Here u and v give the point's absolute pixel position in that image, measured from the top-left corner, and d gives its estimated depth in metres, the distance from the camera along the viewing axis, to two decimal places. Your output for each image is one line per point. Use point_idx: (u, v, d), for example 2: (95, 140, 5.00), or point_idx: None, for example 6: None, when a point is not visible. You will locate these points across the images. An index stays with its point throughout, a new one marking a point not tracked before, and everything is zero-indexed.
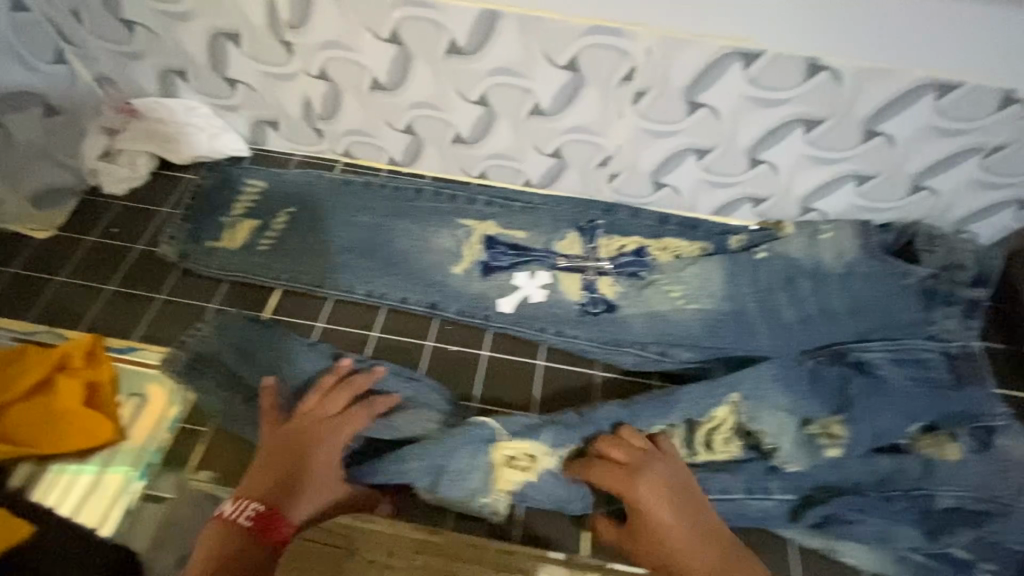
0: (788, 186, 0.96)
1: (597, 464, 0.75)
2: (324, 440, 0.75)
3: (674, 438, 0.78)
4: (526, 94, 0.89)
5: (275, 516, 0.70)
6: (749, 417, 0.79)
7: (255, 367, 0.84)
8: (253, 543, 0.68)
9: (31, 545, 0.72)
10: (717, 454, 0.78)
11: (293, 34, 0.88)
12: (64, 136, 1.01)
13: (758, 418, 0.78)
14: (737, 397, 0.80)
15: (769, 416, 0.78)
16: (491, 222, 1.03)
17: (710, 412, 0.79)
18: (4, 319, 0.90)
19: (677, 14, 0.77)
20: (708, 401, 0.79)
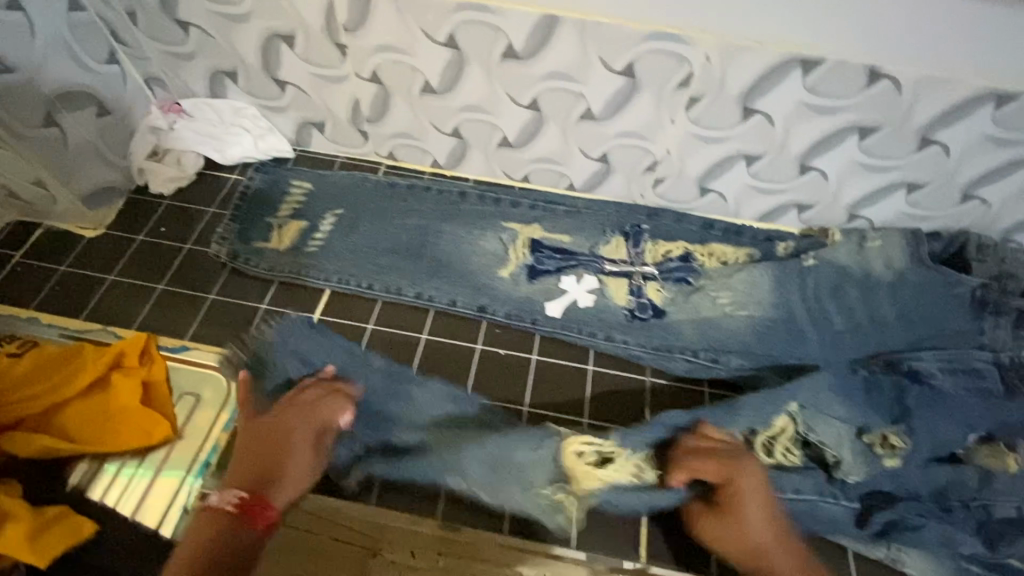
0: (837, 193, 0.96)
1: (688, 456, 0.76)
2: (298, 424, 0.77)
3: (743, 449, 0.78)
4: (578, 98, 0.89)
5: (260, 501, 0.71)
6: (808, 428, 0.79)
7: (311, 367, 0.85)
8: (238, 528, 0.69)
9: (93, 544, 0.72)
10: (778, 462, 0.78)
11: (348, 37, 0.88)
12: (114, 136, 0.99)
13: (817, 428, 0.78)
14: (795, 407, 0.80)
15: (826, 427, 0.78)
16: (536, 226, 1.03)
17: (770, 422, 0.79)
18: (59, 316, 0.91)
19: (739, 21, 0.76)
20: (764, 407, 0.79)
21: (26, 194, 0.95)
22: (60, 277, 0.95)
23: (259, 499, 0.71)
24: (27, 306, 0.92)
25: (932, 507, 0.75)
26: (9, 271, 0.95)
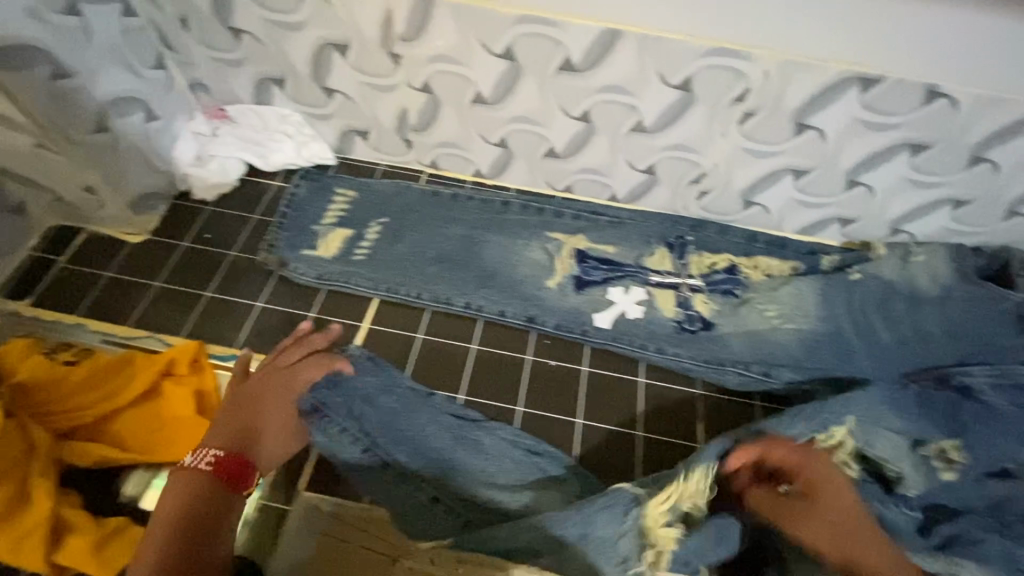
0: (882, 208, 0.97)
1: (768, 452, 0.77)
2: (282, 385, 0.82)
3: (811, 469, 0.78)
4: (631, 111, 0.90)
5: (240, 461, 0.73)
6: (867, 443, 0.80)
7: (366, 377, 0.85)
8: (217, 486, 0.70)
9: None
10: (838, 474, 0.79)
11: (403, 46, 0.88)
12: (160, 141, 0.99)
13: (874, 444, 0.80)
14: (853, 421, 0.80)
15: (882, 440, 0.80)
16: (580, 236, 1.03)
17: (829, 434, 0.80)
18: (108, 323, 0.91)
19: (802, 38, 0.77)
20: (820, 422, 0.80)
21: (72, 200, 0.95)
22: (105, 283, 0.95)
23: (239, 459, 0.73)
24: (75, 312, 0.92)
25: (991, 522, 0.76)
26: (54, 277, 0.95)
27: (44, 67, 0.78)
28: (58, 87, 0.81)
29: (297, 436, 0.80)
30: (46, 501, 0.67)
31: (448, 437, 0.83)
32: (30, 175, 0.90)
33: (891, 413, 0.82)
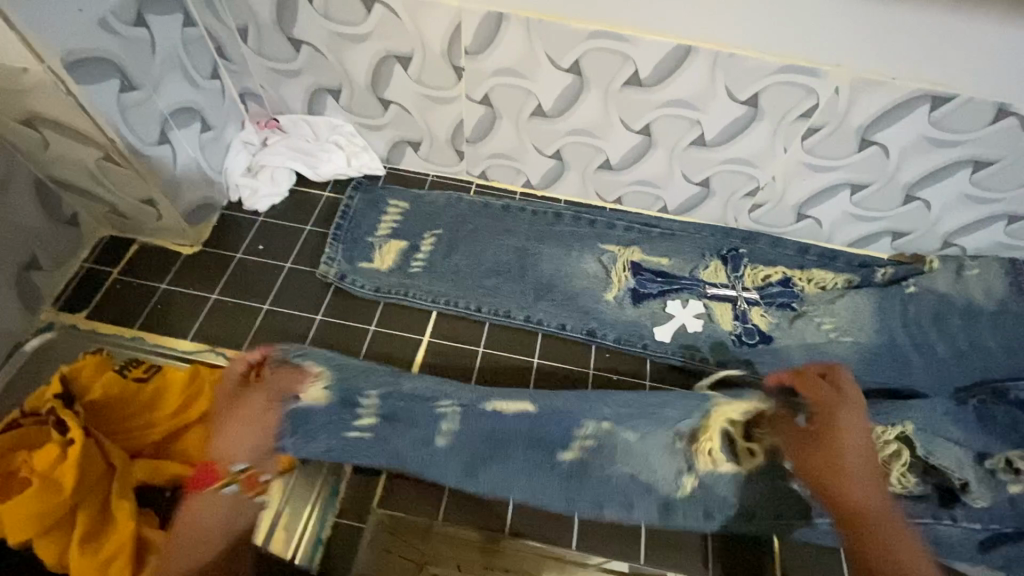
0: (936, 222, 0.97)
1: (805, 388, 0.76)
2: (225, 401, 0.78)
3: None
4: (694, 126, 0.90)
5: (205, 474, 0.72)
6: (930, 452, 0.79)
7: None
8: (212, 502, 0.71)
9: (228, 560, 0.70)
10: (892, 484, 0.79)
11: (468, 60, 0.88)
12: (213, 152, 0.98)
13: (937, 452, 0.79)
14: (910, 426, 0.82)
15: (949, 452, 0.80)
16: (634, 248, 1.03)
17: (884, 439, 0.80)
18: (167, 337, 0.90)
19: (878, 57, 0.77)
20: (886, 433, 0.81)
21: (127, 212, 0.93)
22: (161, 296, 0.94)
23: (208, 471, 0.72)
24: (132, 325, 0.92)
25: None
26: (109, 288, 0.94)
27: (114, 79, 0.76)
28: (126, 100, 0.78)
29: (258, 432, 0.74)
30: (127, 523, 0.66)
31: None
32: (89, 187, 0.89)
33: (953, 424, 0.83)
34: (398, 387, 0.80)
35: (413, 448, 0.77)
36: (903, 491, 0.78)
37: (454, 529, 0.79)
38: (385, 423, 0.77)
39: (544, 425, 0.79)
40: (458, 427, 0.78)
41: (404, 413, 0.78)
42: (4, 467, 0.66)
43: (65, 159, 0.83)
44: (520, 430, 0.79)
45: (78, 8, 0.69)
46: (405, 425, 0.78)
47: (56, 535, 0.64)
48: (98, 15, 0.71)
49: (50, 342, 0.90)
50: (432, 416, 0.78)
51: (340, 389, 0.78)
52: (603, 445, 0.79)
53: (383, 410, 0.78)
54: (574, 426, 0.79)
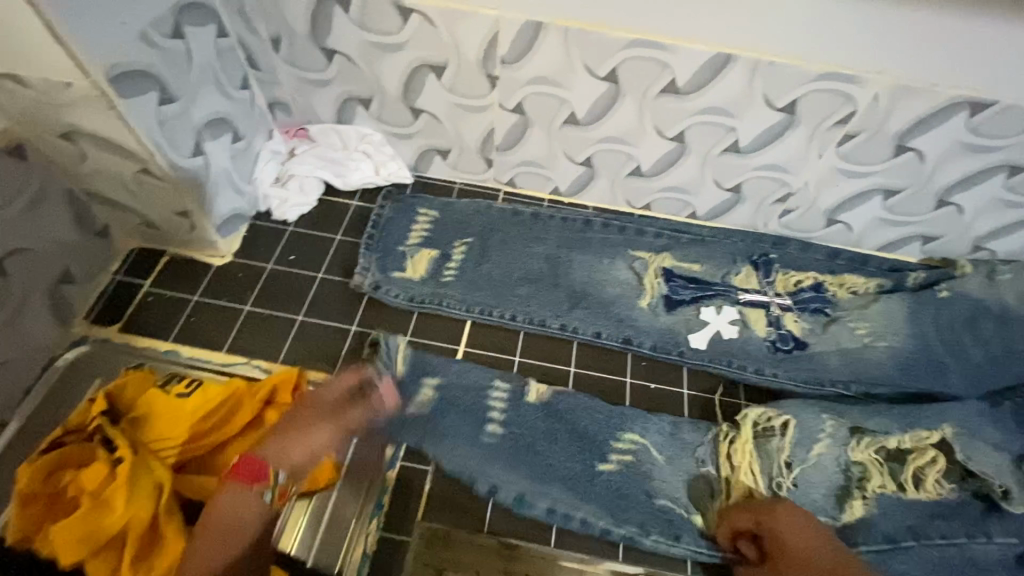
0: (967, 227, 0.98)
1: (732, 513, 0.77)
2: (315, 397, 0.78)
3: (890, 484, 0.80)
4: (729, 132, 0.90)
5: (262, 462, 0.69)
6: (968, 456, 0.79)
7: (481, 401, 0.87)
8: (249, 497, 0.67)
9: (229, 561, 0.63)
10: (930, 493, 0.80)
11: (504, 68, 0.88)
12: (243, 162, 0.97)
13: (977, 458, 0.79)
14: (949, 430, 0.82)
15: (990, 458, 0.80)
16: (666, 255, 1.02)
17: (922, 448, 0.81)
18: (202, 349, 0.90)
19: (917, 65, 0.77)
20: (919, 436, 0.82)
21: (159, 224, 0.93)
22: (193, 308, 0.94)
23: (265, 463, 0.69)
24: (166, 338, 0.91)
25: None
26: (140, 301, 0.94)
27: (153, 92, 0.76)
28: (164, 113, 0.78)
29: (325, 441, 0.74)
30: (177, 541, 0.66)
31: (556, 446, 0.84)
32: (123, 200, 0.89)
33: (988, 425, 0.83)
34: (450, 379, 0.88)
35: (457, 436, 0.84)
36: (941, 499, 0.79)
37: (471, 536, 0.78)
38: (441, 407, 0.86)
39: (585, 428, 0.86)
40: (505, 427, 0.85)
41: (457, 403, 0.86)
42: (51, 486, 0.67)
43: (102, 173, 0.83)
44: (561, 429, 0.85)
45: (121, 21, 0.68)
46: (455, 423, 0.85)
47: (106, 556, 0.64)
48: (140, 28, 0.71)
49: (83, 355, 0.89)
50: (480, 414, 0.85)
51: (411, 368, 0.89)
52: (635, 459, 0.84)
53: (437, 402, 0.86)
54: (612, 440, 0.85)
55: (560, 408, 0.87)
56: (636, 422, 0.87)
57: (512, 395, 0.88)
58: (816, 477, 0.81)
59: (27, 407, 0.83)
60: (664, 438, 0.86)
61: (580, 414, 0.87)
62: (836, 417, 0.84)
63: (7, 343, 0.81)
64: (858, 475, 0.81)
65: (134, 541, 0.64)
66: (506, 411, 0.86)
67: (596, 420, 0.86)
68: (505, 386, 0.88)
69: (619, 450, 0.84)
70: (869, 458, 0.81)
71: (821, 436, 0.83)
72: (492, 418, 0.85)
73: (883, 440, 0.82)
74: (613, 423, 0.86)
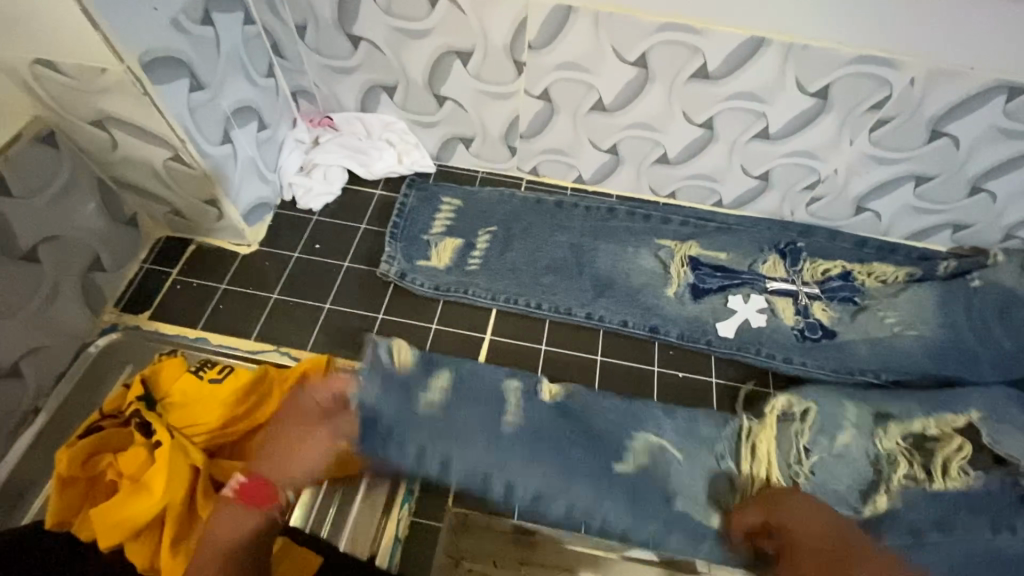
0: (999, 214, 0.96)
1: (737, 509, 0.77)
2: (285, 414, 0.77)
3: (912, 465, 0.79)
4: (758, 118, 0.89)
5: (247, 484, 0.69)
6: (993, 440, 0.78)
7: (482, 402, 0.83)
8: (240, 513, 0.66)
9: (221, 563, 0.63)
10: (952, 481, 0.77)
11: (531, 54, 0.87)
12: (269, 150, 0.98)
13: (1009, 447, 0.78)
14: (978, 415, 0.80)
15: None
16: (692, 243, 1.01)
17: (946, 432, 0.80)
18: (230, 335, 0.91)
19: (956, 50, 0.76)
20: (944, 417, 0.81)
21: (186, 212, 0.93)
22: (221, 296, 0.94)
23: (253, 481, 0.69)
24: (194, 326, 0.91)
25: None
26: (169, 289, 0.94)
27: (184, 79, 0.75)
28: (194, 100, 0.78)
29: (300, 454, 0.73)
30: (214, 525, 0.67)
31: (574, 445, 0.81)
32: (152, 188, 0.89)
33: (1018, 410, 0.80)
34: (475, 376, 0.86)
35: (474, 444, 0.80)
36: (964, 488, 0.76)
37: (489, 520, 0.79)
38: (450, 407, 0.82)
39: (601, 428, 0.83)
40: (518, 422, 0.82)
41: (466, 414, 0.82)
42: (90, 470, 0.67)
43: (133, 160, 0.83)
44: (576, 431, 0.82)
45: (154, 7, 0.68)
46: (468, 421, 0.81)
47: (145, 538, 0.65)
48: (171, 15, 0.71)
49: (114, 342, 0.89)
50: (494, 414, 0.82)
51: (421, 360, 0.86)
52: (656, 459, 0.81)
53: (447, 407, 0.82)
54: (628, 440, 0.82)
55: (573, 406, 0.85)
56: (651, 422, 0.84)
57: (524, 393, 0.85)
58: (841, 471, 0.78)
59: (61, 393, 0.84)
60: (683, 435, 0.83)
61: (596, 415, 0.84)
62: (858, 405, 0.83)
63: (41, 329, 0.81)
64: (883, 456, 0.79)
65: (172, 525, 0.65)
66: (519, 410, 0.83)
67: (611, 419, 0.84)
68: (519, 383, 0.86)
69: (635, 453, 0.82)
70: (895, 444, 0.80)
71: (845, 425, 0.81)
72: (508, 411, 0.83)
73: (907, 424, 0.81)
74: (627, 424, 0.84)
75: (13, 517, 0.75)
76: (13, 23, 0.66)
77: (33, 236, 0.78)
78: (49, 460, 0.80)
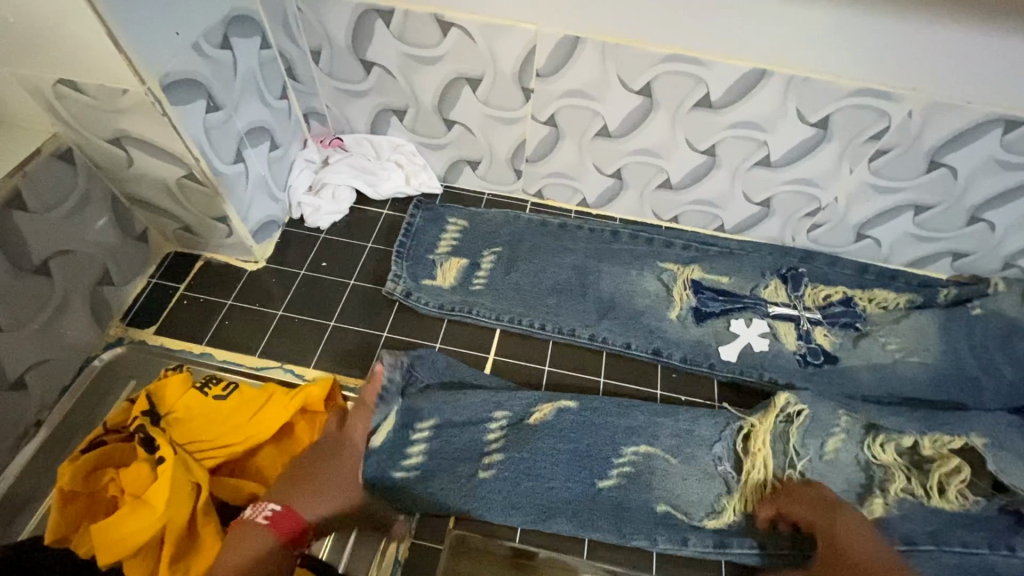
0: (998, 243, 0.97)
1: (788, 496, 0.75)
2: (328, 448, 0.75)
3: (911, 483, 0.79)
4: (760, 146, 0.91)
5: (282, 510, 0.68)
6: (998, 467, 0.76)
7: (466, 426, 0.84)
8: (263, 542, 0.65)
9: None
10: (950, 501, 0.77)
11: (538, 81, 0.90)
12: (279, 170, 1.00)
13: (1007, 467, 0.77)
14: (980, 442, 0.79)
15: None
16: (694, 267, 1.02)
17: (945, 454, 0.79)
18: (235, 352, 0.91)
19: (952, 83, 0.78)
20: (947, 441, 0.79)
21: (197, 229, 0.94)
22: (227, 313, 0.95)
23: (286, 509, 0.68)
24: (200, 341, 0.92)
25: None
26: (176, 303, 0.95)
27: (201, 101, 0.78)
28: (209, 121, 0.80)
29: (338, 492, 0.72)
30: (214, 544, 0.67)
31: (558, 468, 0.81)
32: (164, 205, 0.90)
33: (1019, 437, 0.79)
34: (465, 406, 0.85)
35: (467, 449, 0.82)
36: (961, 509, 0.77)
37: (486, 542, 0.78)
38: (439, 445, 0.82)
39: (587, 446, 0.83)
40: (505, 454, 0.82)
41: (454, 443, 0.82)
42: (92, 484, 0.67)
43: (147, 177, 0.85)
44: (563, 449, 0.82)
45: (175, 32, 0.71)
46: (451, 456, 0.81)
47: (143, 556, 0.64)
48: (192, 39, 0.73)
49: (120, 356, 0.90)
50: (478, 449, 0.82)
51: (403, 413, 0.85)
52: (646, 470, 0.81)
53: (432, 444, 0.82)
54: (614, 454, 0.82)
55: (562, 425, 0.84)
56: (645, 432, 0.84)
57: (512, 424, 0.84)
58: (835, 477, 0.79)
59: (64, 406, 0.84)
60: (679, 439, 0.83)
61: (585, 432, 0.84)
62: (851, 414, 0.83)
63: (49, 342, 0.82)
64: (880, 474, 0.79)
65: (170, 545, 0.64)
66: (505, 441, 0.83)
67: (599, 434, 0.84)
68: (505, 415, 0.85)
69: (619, 463, 0.82)
70: (891, 459, 0.80)
71: (835, 430, 0.82)
72: (490, 447, 0.82)
73: (897, 437, 0.81)
74: (617, 437, 0.84)
75: (10, 532, 0.74)
76: (38, 44, 0.68)
77: (46, 250, 0.79)
78: (49, 474, 0.80)
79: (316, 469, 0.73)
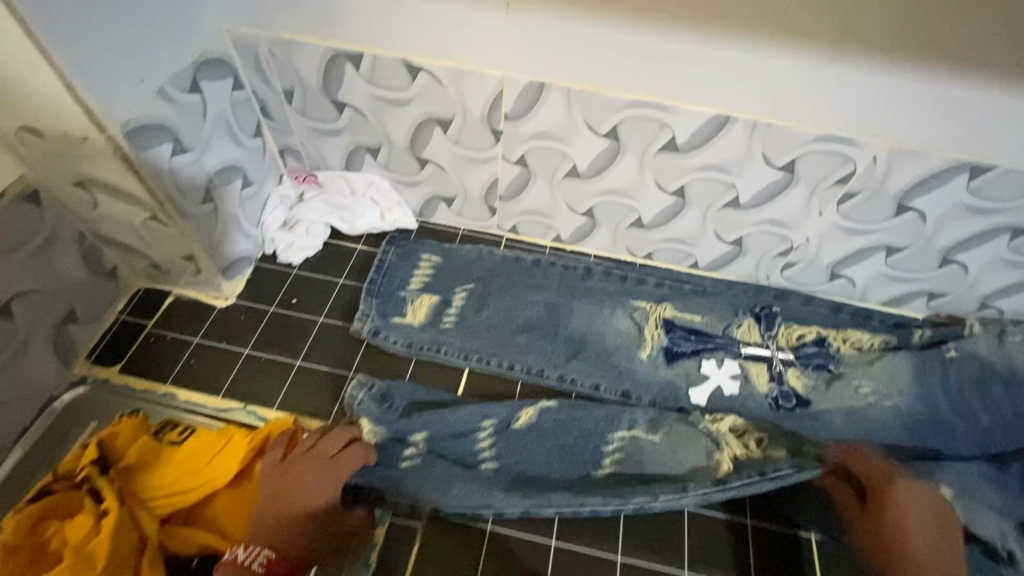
0: (972, 285, 0.96)
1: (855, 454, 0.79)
2: (317, 470, 0.75)
3: None
4: (729, 188, 0.91)
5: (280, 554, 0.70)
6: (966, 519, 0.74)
7: (454, 441, 0.84)
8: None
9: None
10: None
11: (507, 124, 0.90)
12: (252, 208, 1.00)
13: (977, 519, 0.76)
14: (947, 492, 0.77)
15: (989, 520, 0.76)
16: (666, 305, 1.02)
17: None
18: (196, 393, 0.90)
19: (915, 132, 0.78)
20: None
21: (166, 267, 0.94)
22: (194, 350, 0.94)
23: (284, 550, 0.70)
24: (165, 379, 0.91)
25: None
26: (143, 340, 0.95)
27: (167, 144, 0.78)
28: (177, 162, 0.81)
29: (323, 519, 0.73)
30: None
31: (553, 464, 0.83)
32: (132, 243, 0.90)
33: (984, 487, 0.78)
34: (451, 418, 0.85)
35: (455, 467, 0.82)
36: None
37: None
38: (424, 466, 0.81)
39: (574, 442, 0.85)
40: (498, 460, 0.83)
41: (449, 453, 0.83)
42: (36, 537, 0.66)
43: (114, 217, 0.85)
44: (552, 446, 0.84)
45: (140, 79, 0.72)
46: (449, 463, 0.82)
47: None
48: (157, 85, 0.75)
49: (83, 396, 0.89)
50: (470, 458, 0.83)
51: (389, 428, 0.83)
52: (627, 465, 0.83)
53: (426, 455, 0.83)
54: (604, 441, 0.85)
55: (544, 425, 0.86)
56: (624, 417, 0.87)
57: (500, 430, 0.85)
58: None
59: (21, 449, 0.83)
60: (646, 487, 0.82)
61: (568, 428, 0.86)
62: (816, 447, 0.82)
63: (8, 383, 0.81)
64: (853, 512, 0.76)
65: None
66: (495, 445, 0.84)
67: (582, 434, 0.85)
68: (492, 421, 0.86)
69: (609, 449, 0.84)
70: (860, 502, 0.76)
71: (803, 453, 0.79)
72: (483, 450, 0.84)
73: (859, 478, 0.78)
74: (601, 426, 0.86)
75: None
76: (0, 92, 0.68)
77: (7, 292, 0.78)
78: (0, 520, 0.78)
79: (297, 497, 0.73)
